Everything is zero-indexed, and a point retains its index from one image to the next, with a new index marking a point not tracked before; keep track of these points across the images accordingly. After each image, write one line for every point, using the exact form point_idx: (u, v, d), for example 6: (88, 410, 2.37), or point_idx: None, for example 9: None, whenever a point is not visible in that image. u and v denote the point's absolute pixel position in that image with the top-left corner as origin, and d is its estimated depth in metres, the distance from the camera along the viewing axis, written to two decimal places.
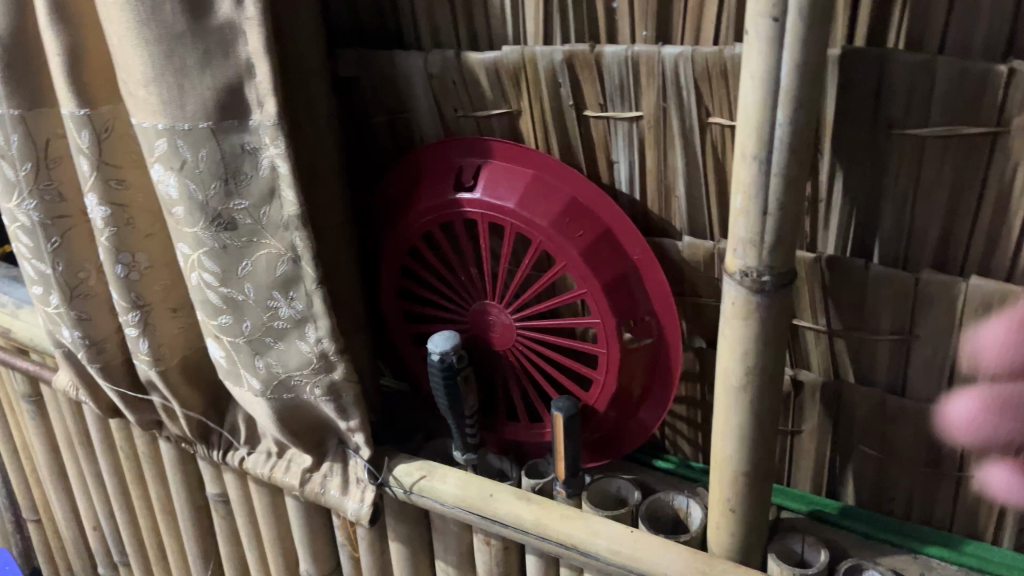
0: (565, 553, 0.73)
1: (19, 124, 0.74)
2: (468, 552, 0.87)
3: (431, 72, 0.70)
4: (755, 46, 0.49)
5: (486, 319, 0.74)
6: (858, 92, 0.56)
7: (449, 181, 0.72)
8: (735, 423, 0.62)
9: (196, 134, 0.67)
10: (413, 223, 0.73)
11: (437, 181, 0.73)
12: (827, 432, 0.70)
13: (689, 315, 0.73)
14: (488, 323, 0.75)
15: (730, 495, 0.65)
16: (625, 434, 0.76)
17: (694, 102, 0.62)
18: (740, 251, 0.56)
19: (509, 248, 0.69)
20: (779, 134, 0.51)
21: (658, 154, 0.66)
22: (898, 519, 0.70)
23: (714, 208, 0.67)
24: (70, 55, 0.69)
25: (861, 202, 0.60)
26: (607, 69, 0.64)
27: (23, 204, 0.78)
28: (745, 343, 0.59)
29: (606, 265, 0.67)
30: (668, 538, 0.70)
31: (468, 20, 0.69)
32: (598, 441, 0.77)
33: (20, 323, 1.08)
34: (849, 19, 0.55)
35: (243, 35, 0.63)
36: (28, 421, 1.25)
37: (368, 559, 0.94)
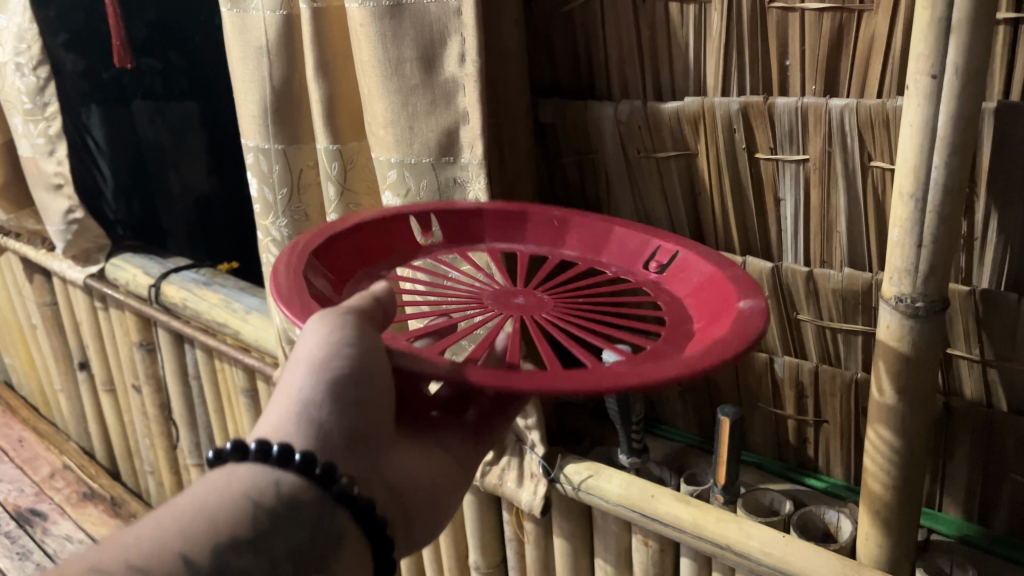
0: (719, 553, 0.81)
1: (281, 156, 0.92)
2: (626, 552, 0.96)
3: (620, 119, 0.83)
4: (915, 98, 0.57)
5: (680, 307, 0.65)
6: (1011, 143, 0.64)
7: (509, 223, 0.75)
8: (886, 441, 0.69)
9: (420, 167, 0.80)
10: (598, 228, 0.74)
11: (503, 220, 0.75)
12: (980, 458, 0.78)
13: (839, 344, 0.82)
14: (681, 309, 0.65)
15: (877, 506, 0.71)
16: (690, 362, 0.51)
17: (857, 148, 0.70)
18: (895, 279, 0.63)
19: (572, 272, 0.70)
20: (934, 174, 0.58)
21: (823, 192, 0.74)
22: None
23: (873, 244, 0.75)
24: (328, 101, 0.85)
25: (1015, 241, 0.68)
26: (779, 117, 0.73)
27: (277, 221, 0.96)
28: (897, 364, 0.66)
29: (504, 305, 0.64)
30: (819, 545, 0.77)
31: (655, 74, 0.81)
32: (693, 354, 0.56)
33: (249, 325, 1.26)
34: (1005, 77, 0.63)
35: (463, 89, 0.76)
36: (243, 411, 1.44)
37: (533, 550, 1.04)
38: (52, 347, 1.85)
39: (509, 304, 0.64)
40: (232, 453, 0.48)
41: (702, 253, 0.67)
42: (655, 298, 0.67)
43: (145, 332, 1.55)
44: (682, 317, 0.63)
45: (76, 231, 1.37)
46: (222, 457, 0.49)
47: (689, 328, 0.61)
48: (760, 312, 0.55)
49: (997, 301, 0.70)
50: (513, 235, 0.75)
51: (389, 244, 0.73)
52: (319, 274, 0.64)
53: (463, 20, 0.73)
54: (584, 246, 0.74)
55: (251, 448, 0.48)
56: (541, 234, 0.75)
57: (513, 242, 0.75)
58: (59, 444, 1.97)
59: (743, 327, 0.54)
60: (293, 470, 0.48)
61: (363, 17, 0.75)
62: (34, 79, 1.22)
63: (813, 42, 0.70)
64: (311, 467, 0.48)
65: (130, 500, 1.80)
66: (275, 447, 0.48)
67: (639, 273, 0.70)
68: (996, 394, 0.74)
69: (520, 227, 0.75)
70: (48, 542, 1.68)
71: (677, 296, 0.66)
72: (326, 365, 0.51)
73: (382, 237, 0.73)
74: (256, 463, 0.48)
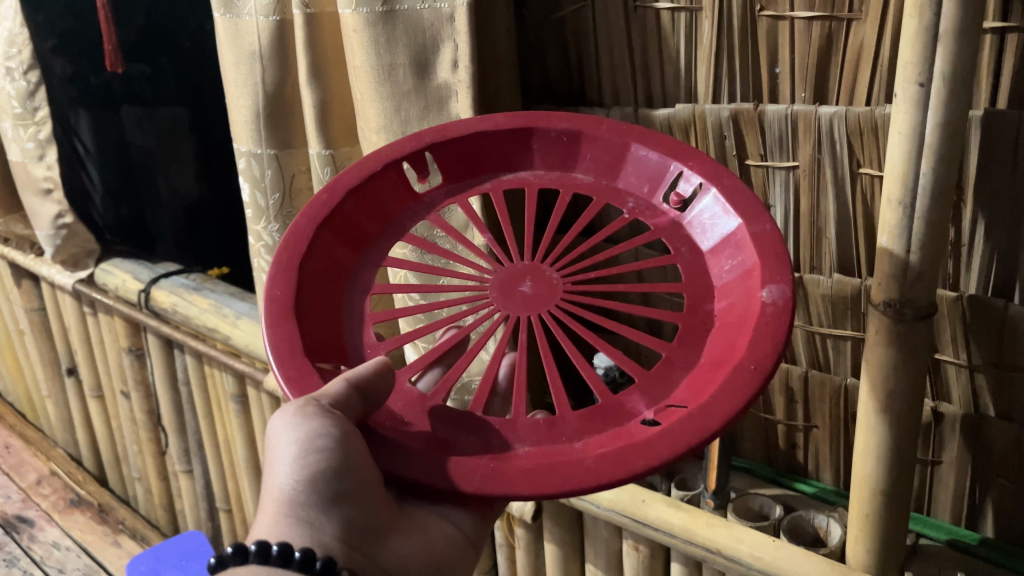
0: (710, 558, 0.81)
1: (273, 161, 0.92)
2: (616, 557, 0.96)
3: (611, 124, 0.83)
4: (903, 106, 0.58)
5: (700, 267, 0.64)
6: (998, 151, 0.65)
7: (515, 145, 0.70)
8: (875, 445, 0.69)
9: None
10: (611, 143, 0.69)
11: (507, 142, 0.70)
12: (967, 462, 0.78)
13: (828, 350, 0.82)
14: (701, 269, 0.63)
15: (867, 510, 0.71)
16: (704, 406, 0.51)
17: (846, 154, 0.71)
18: (884, 284, 0.64)
19: (589, 216, 0.68)
20: (922, 182, 0.59)
21: (813, 199, 0.75)
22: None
23: (863, 250, 0.75)
24: (320, 107, 0.86)
25: (1002, 248, 0.69)
26: (769, 124, 0.74)
27: (268, 226, 0.95)
28: (885, 369, 0.66)
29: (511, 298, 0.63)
30: (808, 550, 0.77)
31: (646, 81, 0.82)
32: (714, 360, 0.57)
33: (239, 331, 1.26)
34: (992, 85, 0.64)
35: (455, 94, 0.77)
36: (233, 417, 1.43)
37: (524, 556, 1.04)
38: (40, 352, 1.84)
39: (513, 295, 0.63)
40: (234, 557, 0.51)
41: (727, 188, 0.62)
42: (676, 251, 0.65)
43: (134, 338, 1.54)
44: (703, 284, 0.62)
45: (65, 236, 1.36)
46: (225, 562, 0.52)
47: (709, 306, 0.61)
48: (781, 312, 0.53)
49: (984, 307, 0.71)
50: (520, 158, 0.71)
51: (388, 203, 0.70)
52: (315, 272, 0.63)
53: (456, 26, 0.74)
54: (598, 166, 0.70)
55: (252, 549, 0.51)
56: (551, 154, 0.71)
57: (522, 168, 0.71)
58: (46, 450, 1.96)
59: (757, 341, 0.53)
60: (294, 566, 0.51)
61: (356, 23, 0.75)
62: (23, 84, 1.21)
63: (803, 50, 0.71)
64: (312, 562, 0.51)
65: (117, 506, 1.79)
66: (275, 547, 0.51)
67: (659, 210, 0.68)
68: (983, 399, 0.75)
69: (527, 147, 0.70)
70: (35, 549, 1.68)
71: (696, 249, 0.65)
72: (309, 452, 0.54)
73: (381, 191, 0.69)
74: (259, 562, 0.51)
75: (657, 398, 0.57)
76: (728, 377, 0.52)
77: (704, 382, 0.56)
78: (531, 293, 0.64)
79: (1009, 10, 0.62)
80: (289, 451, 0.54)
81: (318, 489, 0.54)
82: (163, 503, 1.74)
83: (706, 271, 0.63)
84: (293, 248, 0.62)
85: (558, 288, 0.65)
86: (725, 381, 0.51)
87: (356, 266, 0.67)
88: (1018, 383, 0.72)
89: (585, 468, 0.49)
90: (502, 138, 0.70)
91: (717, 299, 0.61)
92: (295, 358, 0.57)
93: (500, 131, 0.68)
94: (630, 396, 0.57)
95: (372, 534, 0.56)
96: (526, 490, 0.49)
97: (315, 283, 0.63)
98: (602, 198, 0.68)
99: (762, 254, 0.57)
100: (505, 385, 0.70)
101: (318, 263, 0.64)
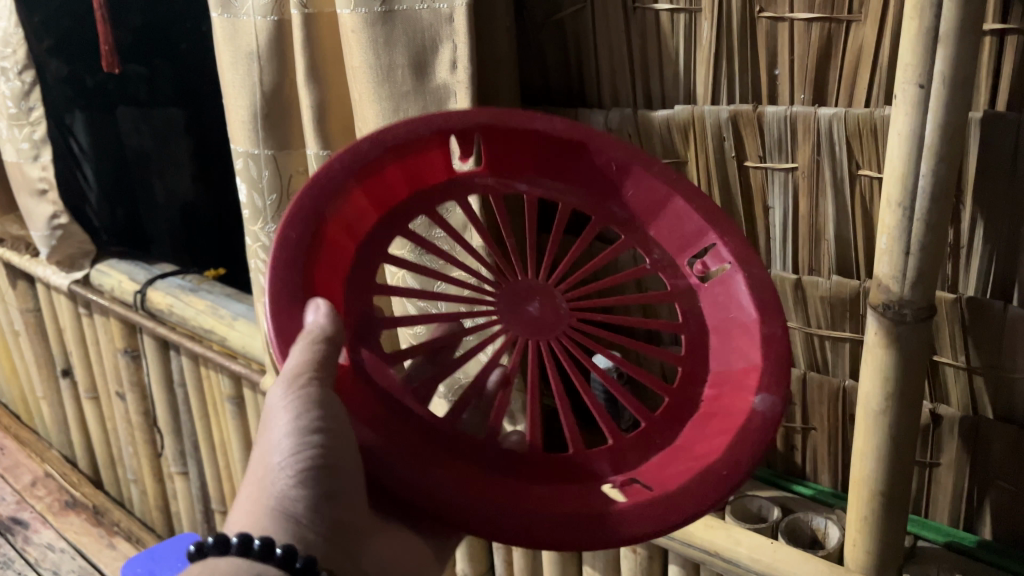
0: (708, 559, 0.81)
1: (271, 162, 0.92)
2: (614, 559, 0.96)
3: (610, 126, 0.83)
4: (903, 107, 0.58)
5: (700, 352, 0.69)
6: (997, 152, 0.65)
7: (566, 156, 0.67)
8: (874, 446, 0.69)
9: None
10: (660, 190, 0.66)
11: (554, 151, 0.66)
12: (965, 464, 0.78)
13: (827, 352, 0.82)
14: (702, 357, 0.69)
15: (866, 512, 0.71)
16: (667, 495, 0.56)
17: (846, 156, 0.71)
18: (883, 286, 0.64)
19: (601, 259, 0.68)
20: (922, 183, 0.59)
21: (812, 201, 0.75)
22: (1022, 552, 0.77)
23: (862, 252, 0.75)
24: (319, 108, 0.85)
25: (1000, 249, 0.69)
26: (768, 126, 0.74)
27: (266, 227, 0.95)
28: (885, 371, 0.66)
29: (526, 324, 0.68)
30: (807, 551, 0.77)
31: (645, 83, 0.82)
32: (687, 452, 0.62)
33: (235, 332, 1.25)
34: (991, 87, 0.64)
35: (454, 95, 0.77)
36: (230, 419, 1.43)
37: (521, 557, 1.04)
38: (35, 354, 1.83)
39: (527, 318, 0.68)
40: (214, 547, 0.51)
41: (752, 275, 0.61)
42: (684, 322, 0.70)
43: (130, 339, 1.54)
44: (699, 369, 0.68)
45: (60, 237, 1.36)
46: (205, 552, 0.52)
47: (699, 388, 0.68)
48: (768, 424, 0.57)
49: (982, 308, 0.71)
50: (566, 171, 0.69)
51: (428, 173, 0.71)
52: (339, 222, 0.64)
53: (455, 26, 0.73)
54: (638, 208, 0.69)
55: (233, 542, 0.51)
56: (594, 183, 0.69)
57: (564, 181, 0.70)
58: (41, 451, 1.95)
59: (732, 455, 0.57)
60: (273, 563, 0.51)
61: (354, 23, 0.75)
62: (18, 84, 1.21)
63: (802, 52, 0.71)
64: (293, 560, 0.51)
65: (112, 508, 1.79)
66: (257, 541, 0.51)
67: (680, 273, 0.70)
68: (981, 400, 0.75)
69: (574, 164, 0.68)
70: (29, 551, 1.67)
71: (701, 338, 0.69)
72: (294, 442, 0.55)
73: (429, 164, 0.69)
74: (238, 555, 0.51)
75: (622, 466, 0.65)
76: (701, 474, 0.57)
77: (672, 472, 0.61)
78: (533, 326, 0.68)
79: (1008, 12, 0.62)
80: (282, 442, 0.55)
81: (307, 486, 0.54)
82: (159, 505, 1.73)
83: (705, 351, 0.69)
84: (325, 194, 0.61)
85: (561, 318, 0.69)
86: (699, 479, 0.56)
87: (367, 227, 0.70)
88: (1017, 384, 0.72)
89: (545, 534, 0.54)
90: (548, 151, 0.67)
91: (714, 386, 0.66)
92: (289, 305, 0.58)
93: (551, 144, 0.65)
94: (600, 458, 0.66)
95: (351, 533, 0.57)
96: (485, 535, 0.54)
97: (333, 233, 0.64)
98: (627, 241, 0.70)
99: (770, 354, 0.59)
100: (490, 389, 0.72)
101: (342, 228, 0.65)
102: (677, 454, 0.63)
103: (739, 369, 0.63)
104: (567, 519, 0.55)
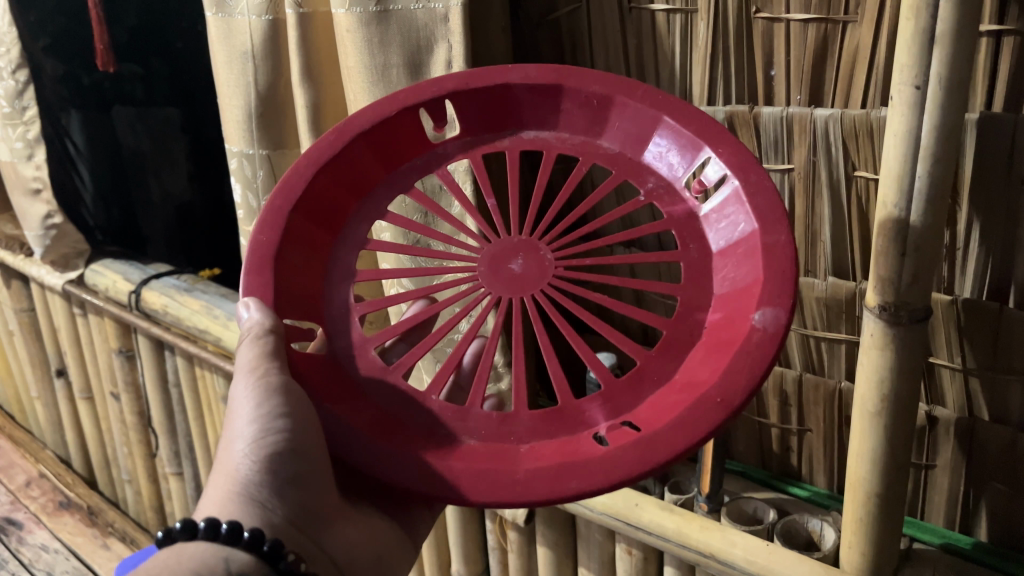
0: (703, 561, 0.81)
1: (266, 162, 0.91)
2: (610, 561, 0.95)
3: None
4: (899, 108, 0.57)
5: (702, 270, 0.61)
6: (993, 153, 0.65)
7: (547, 98, 0.67)
8: (870, 448, 0.69)
9: None
10: (645, 118, 0.65)
11: (534, 96, 0.67)
12: (961, 466, 0.78)
13: (823, 353, 0.82)
14: (705, 274, 0.60)
15: (862, 514, 0.71)
16: (659, 429, 0.50)
17: (842, 157, 0.71)
18: (879, 288, 0.64)
19: (597, 201, 0.66)
20: (918, 184, 0.58)
21: (808, 202, 0.75)
22: (1018, 554, 0.77)
23: (858, 253, 0.75)
24: (313, 107, 0.85)
25: (997, 250, 0.69)
26: (764, 127, 0.74)
27: None
28: (881, 373, 0.66)
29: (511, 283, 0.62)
30: (802, 553, 0.77)
31: (641, 83, 0.81)
32: (689, 381, 0.55)
33: (231, 332, 1.25)
34: (988, 88, 0.64)
35: None
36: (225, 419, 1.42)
37: (517, 559, 1.04)
38: (29, 354, 1.82)
39: (510, 278, 0.63)
40: (182, 532, 0.53)
41: (750, 186, 0.57)
42: (684, 247, 0.62)
43: (124, 339, 1.53)
44: (700, 291, 0.60)
45: (54, 237, 1.35)
46: (173, 537, 0.53)
47: (702, 315, 0.59)
48: (770, 339, 0.51)
49: (978, 310, 0.70)
50: (542, 115, 0.68)
51: (402, 150, 0.69)
52: (309, 210, 0.64)
53: (450, 26, 0.73)
54: (627, 138, 0.67)
55: (200, 527, 0.52)
56: (577, 116, 0.68)
57: (544, 127, 0.69)
58: (36, 452, 1.94)
59: (731, 375, 0.51)
60: (240, 547, 0.52)
61: (349, 23, 0.75)
62: (12, 83, 1.20)
63: (799, 53, 0.71)
64: (259, 544, 0.53)
65: (107, 509, 1.78)
66: (224, 525, 0.52)
67: (679, 196, 0.65)
68: (977, 402, 0.75)
69: (552, 105, 0.68)
70: (24, 551, 1.66)
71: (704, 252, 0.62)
72: (259, 432, 0.57)
73: (399, 135, 0.68)
74: (206, 539, 0.52)
75: (619, 409, 0.56)
76: (693, 404, 0.51)
77: (667, 405, 0.54)
78: (521, 275, 0.63)
79: (1005, 13, 0.62)
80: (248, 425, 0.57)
81: (271, 469, 0.56)
82: (153, 506, 1.72)
83: (710, 273, 0.61)
84: (288, 192, 0.62)
85: (547, 270, 0.63)
86: (691, 407, 0.51)
87: (351, 215, 0.68)
88: (1013, 386, 0.72)
89: (514, 489, 0.50)
90: (527, 95, 0.67)
91: (713, 310, 0.59)
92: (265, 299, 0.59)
93: (527, 84, 0.65)
94: (592, 403, 0.57)
95: (319, 520, 0.59)
96: (462, 497, 0.50)
97: (308, 220, 0.64)
98: (621, 171, 0.66)
99: (771, 267, 0.54)
100: (467, 368, 0.73)
101: (313, 209, 0.64)
102: (679, 380, 0.56)
103: (743, 288, 0.57)
104: (542, 468, 0.50)
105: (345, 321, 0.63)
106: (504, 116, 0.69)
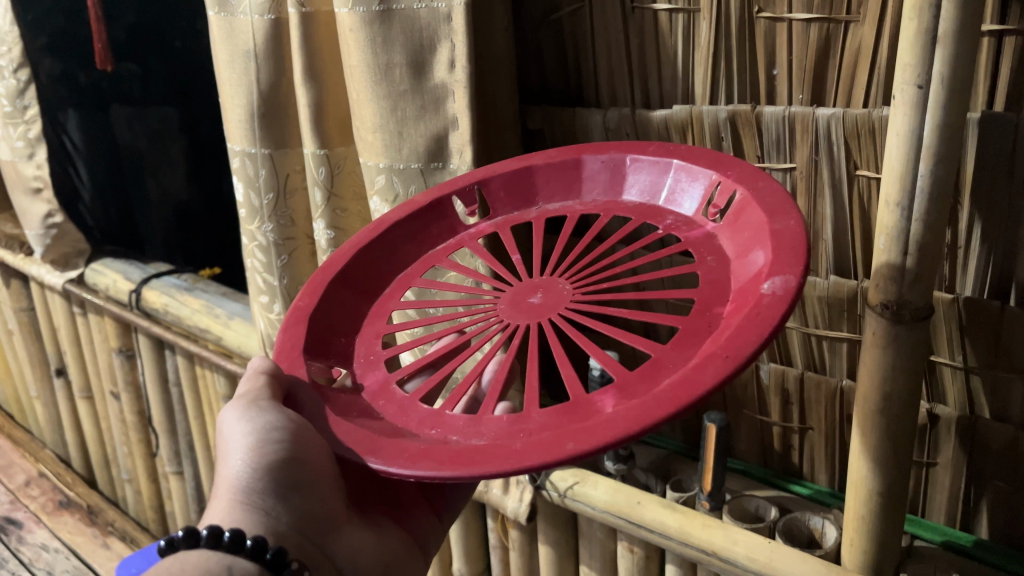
0: (706, 560, 0.81)
1: (268, 161, 0.91)
2: (612, 559, 0.96)
3: (608, 126, 0.83)
4: (902, 108, 0.58)
5: (720, 276, 0.59)
6: (994, 153, 0.65)
7: (569, 172, 0.71)
8: (872, 445, 0.69)
9: (408, 173, 0.80)
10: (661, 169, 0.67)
11: (559, 173, 0.71)
12: (962, 463, 0.79)
13: (824, 352, 0.82)
14: (723, 280, 0.58)
15: (864, 512, 0.71)
16: (661, 394, 0.46)
17: (844, 156, 0.71)
18: (881, 286, 0.64)
19: (615, 236, 0.66)
20: (920, 182, 0.59)
21: (809, 201, 0.75)
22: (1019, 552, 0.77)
23: (860, 252, 0.75)
24: (315, 106, 0.85)
25: (998, 249, 0.69)
26: (765, 126, 0.74)
27: (262, 226, 0.95)
28: (883, 371, 0.66)
29: (526, 310, 0.62)
30: (805, 551, 0.77)
31: (643, 83, 0.82)
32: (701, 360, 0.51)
33: (232, 331, 1.25)
34: (989, 88, 0.65)
35: (452, 95, 0.76)
36: None
37: (519, 557, 1.04)
38: (28, 353, 1.82)
39: (527, 307, 0.63)
40: (185, 540, 0.53)
41: (759, 191, 0.58)
42: (702, 259, 0.61)
43: (125, 338, 1.53)
44: (719, 294, 0.57)
45: (54, 236, 1.35)
46: (175, 545, 0.54)
47: (718, 308, 0.56)
48: (779, 301, 0.48)
49: (979, 308, 0.71)
50: (568, 190, 0.71)
51: (436, 233, 0.73)
52: (348, 289, 0.68)
53: (453, 26, 0.73)
54: (646, 190, 0.68)
55: (204, 534, 0.53)
56: (599, 182, 0.71)
57: (569, 197, 0.71)
58: (35, 451, 1.94)
59: (739, 335, 0.47)
60: (245, 554, 0.53)
61: (353, 22, 0.75)
62: (13, 82, 1.20)
63: (801, 52, 0.71)
64: (263, 551, 0.53)
65: (107, 508, 1.78)
66: (227, 533, 0.53)
67: (698, 224, 0.64)
68: (978, 400, 0.76)
69: (576, 177, 0.71)
70: (24, 551, 1.66)
71: (721, 262, 0.60)
72: (253, 447, 0.58)
73: (430, 220, 0.73)
74: (210, 546, 0.53)
75: (631, 396, 0.52)
76: (701, 366, 0.47)
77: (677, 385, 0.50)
78: (539, 304, 0.63)
79: (1006, 13, 0.62)
80: (240, 447, 0.58)
81: (271, 484, 0.58)
82: (153, 505, 1.72)
83: (729, 276, 0.58)
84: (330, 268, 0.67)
85: (565, 298, 0.63)
86: (698, 367, 0.46)
87: (385, 294, 0.70)
88: (1013, 384, 0.73)
89: (510, 457, 0.46)
90: (550, 168, 0.72)
91: (728, 303, 0.56)
92: (294, 352, 0.61)
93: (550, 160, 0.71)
94: (604, 395, 0.53)
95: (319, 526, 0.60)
96: (450, 470, 0.46)
97: (346, 299, 0.67)
98: (640, 214, 0.66)
99: (780, 245, 0.51)
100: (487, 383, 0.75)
101: (350, 278, 0.68)
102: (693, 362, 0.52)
103: (756, 274, 0.54)
104: (538, 440, 0.47)
105: (368, 371, 0.62)
106: (531, 191, 0.72)
